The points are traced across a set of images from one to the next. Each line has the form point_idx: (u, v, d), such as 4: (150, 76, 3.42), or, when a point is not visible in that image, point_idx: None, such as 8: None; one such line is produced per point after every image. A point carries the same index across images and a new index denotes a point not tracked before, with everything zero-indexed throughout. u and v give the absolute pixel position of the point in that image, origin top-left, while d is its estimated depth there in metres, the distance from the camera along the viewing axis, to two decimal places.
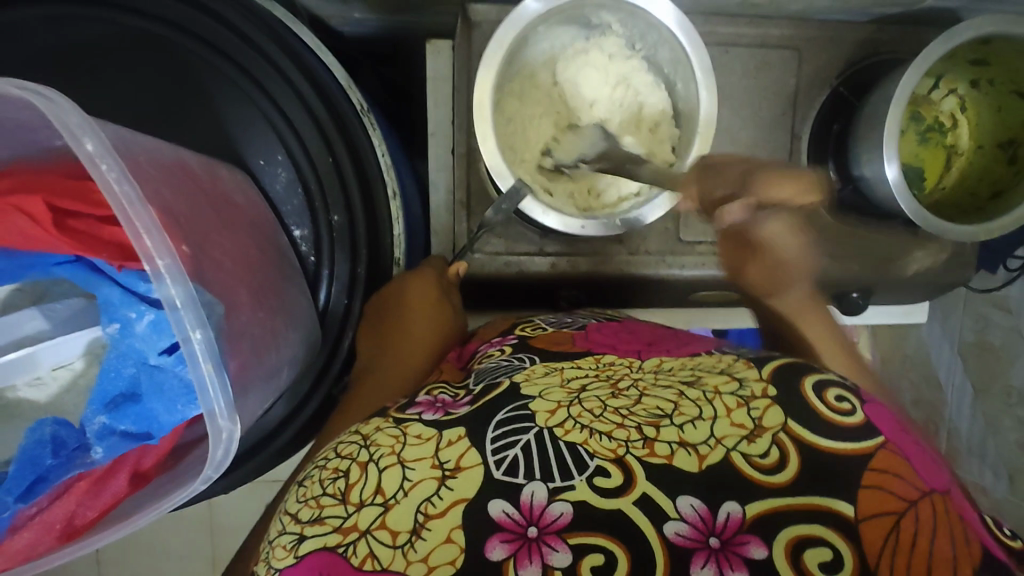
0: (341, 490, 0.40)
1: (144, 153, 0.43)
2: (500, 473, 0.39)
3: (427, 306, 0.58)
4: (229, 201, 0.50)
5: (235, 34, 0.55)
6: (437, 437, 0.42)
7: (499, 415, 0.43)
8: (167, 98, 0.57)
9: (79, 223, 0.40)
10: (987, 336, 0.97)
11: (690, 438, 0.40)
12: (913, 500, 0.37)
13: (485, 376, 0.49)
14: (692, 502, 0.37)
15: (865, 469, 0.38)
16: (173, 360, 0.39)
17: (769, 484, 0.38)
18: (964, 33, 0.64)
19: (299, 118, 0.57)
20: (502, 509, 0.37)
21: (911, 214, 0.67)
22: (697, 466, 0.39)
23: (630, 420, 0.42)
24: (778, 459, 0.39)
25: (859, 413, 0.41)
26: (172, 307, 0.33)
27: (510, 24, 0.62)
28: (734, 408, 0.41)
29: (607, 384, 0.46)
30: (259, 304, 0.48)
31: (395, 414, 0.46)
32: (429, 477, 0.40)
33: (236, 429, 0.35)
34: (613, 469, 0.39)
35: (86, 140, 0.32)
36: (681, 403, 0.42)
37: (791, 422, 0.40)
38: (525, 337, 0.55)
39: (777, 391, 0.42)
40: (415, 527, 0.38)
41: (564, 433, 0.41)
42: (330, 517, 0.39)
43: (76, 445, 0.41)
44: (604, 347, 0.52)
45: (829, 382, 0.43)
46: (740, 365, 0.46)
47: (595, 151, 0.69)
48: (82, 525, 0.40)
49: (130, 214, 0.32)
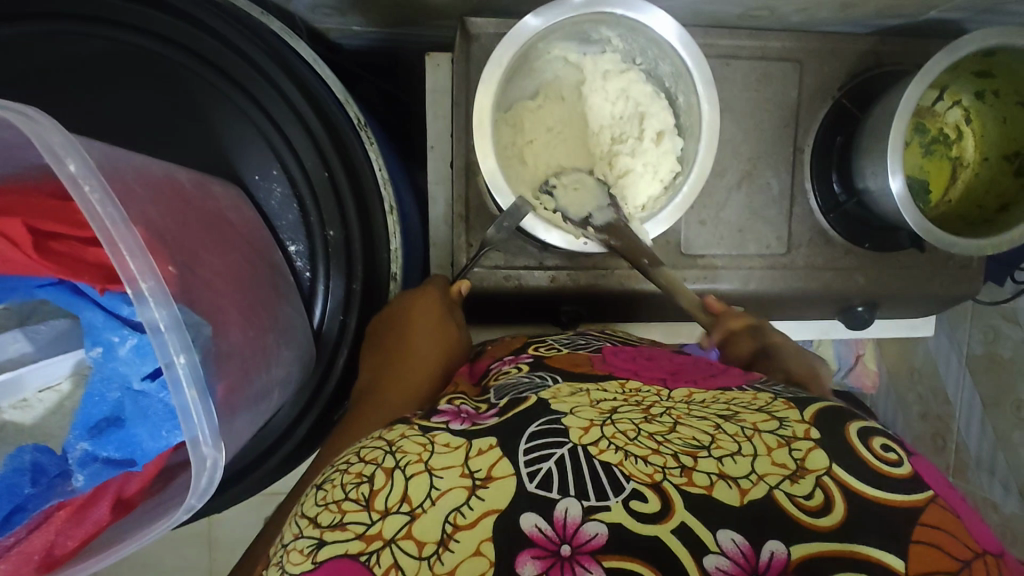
0: (365, 495, 0.39)
1: (130, 169, 0.42)
2: (533, 486, 0.38)
3: (432, 320, 0.57)
4: (223, 218, 0.50)
5: (229, 50, 0.55)
6: (466, 446, 0.41)
7: (532, 428, 0.41)
8: (163, 114, 0.56)
9: (63, 245, 0.39)
10: (998, 349, 0.94)
11: (731, 471, 0.38)
12: (966, 560, 0.35)
13: (509, 390, 0.48)
14: (734, 537, 0.36)
15: (915, 524, 0.37)
16: (156, 385, 0.38)
17: (814, 527, 0.36)
18: (966, 47, 0.64)
19: (294, 134, 0.57)
20: (534, 523, 0.36)
21: (914, 225, 0.66)
22: (739, 500, 0.37)
23: (666, 447, 0.40)
24: (823, 502, 0.37)
25: (907, 464, 0.40)
26: (155, 330, 0.32)
27: (511, 40, 0.61)
28: (775, 447, 0.40)
29: (639, 409, 0.44)
30: (250, 323, 0.47)
31: (419, 422, 0.45)
32: (459, 486, 0.39)
33: (221, 456, 0.34)
34: (649, 493, 0.37)
35: (69, 161, 0.31)
36: (718, 436, 0.41)
37: (835, 467, 0.39)
38: (540, 357, 0.54)
39: (819, 433, 0.41)
40: (442, 538, 0.36)
41: (598, 452, 0.39)
42: (353, 523, 0.38)
43: (57, 472, 0.40)
44: (626, 372, 0.51)
45: (875, 431, 0.42)
46: (780, 405, 0.44)
47: (605, 218, 0.65)
48: (62, 556, 0.39)
49: (113, 235, 0.31)
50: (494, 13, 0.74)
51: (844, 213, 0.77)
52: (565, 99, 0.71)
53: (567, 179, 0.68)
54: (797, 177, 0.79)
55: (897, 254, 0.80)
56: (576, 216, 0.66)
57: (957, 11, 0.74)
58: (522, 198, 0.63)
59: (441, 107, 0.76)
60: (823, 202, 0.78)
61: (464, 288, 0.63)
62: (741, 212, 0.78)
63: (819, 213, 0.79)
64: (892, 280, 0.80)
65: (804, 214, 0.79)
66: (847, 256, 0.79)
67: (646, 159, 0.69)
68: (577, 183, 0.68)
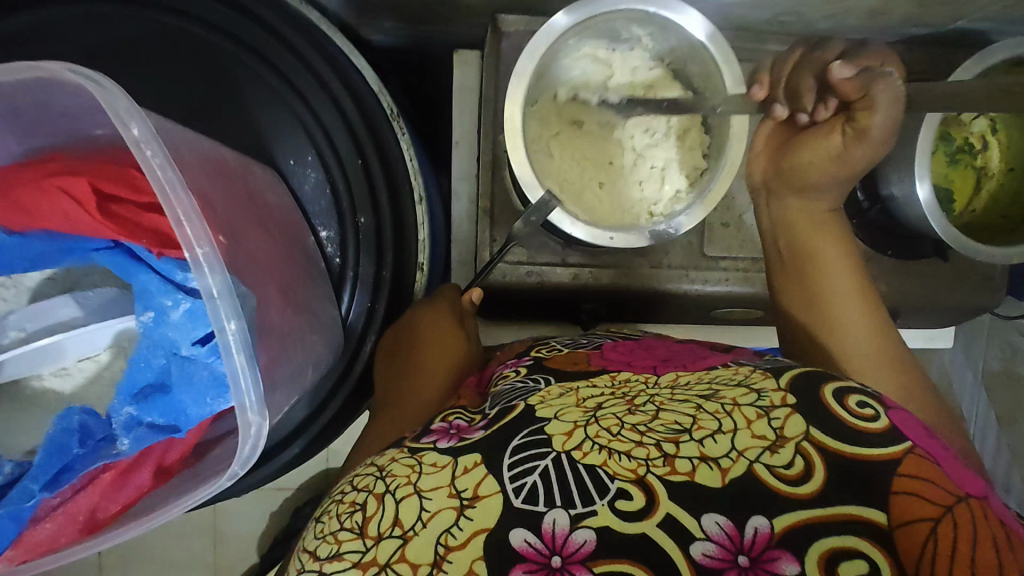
0: (359, 523, 0.40)
1: (182, 143, 0.43)
2: (520, 501, 0.38)
3: (443, 330, 0.57)
4: (262, 200, 0.50)
5: (273, 37, 0.56)
6: (451, 465, 0.41)
7: (515, 441, 0.41)
8: (199, 98, 0.57)
9: (122, 209, 0.39)
10: (1015, 366, 0.93)
11: (711, 452, 0.38)
12: (949, 504, 0.35)
13: (502, 400, 0.47)
14: (717, 520, 0.35)
15: (895, 474, 0.36)
16: (206, 350, 0.38)
17: (795, 496, 0.36)
18: (996, 54, 0.65)
19: (331, 120, 0.58)
20: (522, 538, 0.36)
21: (941, 233, 0.67)
22: (720, 480, 0.37)
23: (649, 437, 0.40)
24: (803, 469, 0.37)
25: (884, 419, 0.40)
26: (210, 298, 0.32)
27: (544, 35, 0.62)
28: (754, 419, 0.39)
29: (623, 401, 0.44)
30: (287, 302, 0.47)
31: (410, 444, 0.45)
32: (448, 507, 0.39)
33: (266, 424, 0.34)
34: (634, 491, 0.37)
35: (132, 125, 0.31)
36: (699, 416, 0.40)
37: (812, 429, 0.39)
38: (540, 359, 0.53)
39: (795, 398, 0.41)
40: (436, 560, 0.37)
41: (582, 456, 0.39)
42: (350, 551, 0.38)
43: (102, 436, 0.41)
44: (619, 365, 0.50)
45: (851, 390, 0.42)
46: (757, 376, 0.44)
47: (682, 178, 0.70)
48: (104, 519, 0.40)
49: (173, 200, 0.31)
50: (524, 12, 0.75)
51: (869, 221, 0.77)
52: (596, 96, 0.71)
53: (649, 182, 0.71)
54: None
55: (918, 263, 0.80)
56: (658, 194, 0.71)
57: (985, 22, 0.74)
58: (550, 193, 0.63)
59: (468, 104, 0.77)
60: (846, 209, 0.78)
61: (476, 296, 0.62)
62: None
63: None
64: (912, 290, 0.80)
65: None
66: (868, 264, 0.79)
67: (677, 157, 0.71)
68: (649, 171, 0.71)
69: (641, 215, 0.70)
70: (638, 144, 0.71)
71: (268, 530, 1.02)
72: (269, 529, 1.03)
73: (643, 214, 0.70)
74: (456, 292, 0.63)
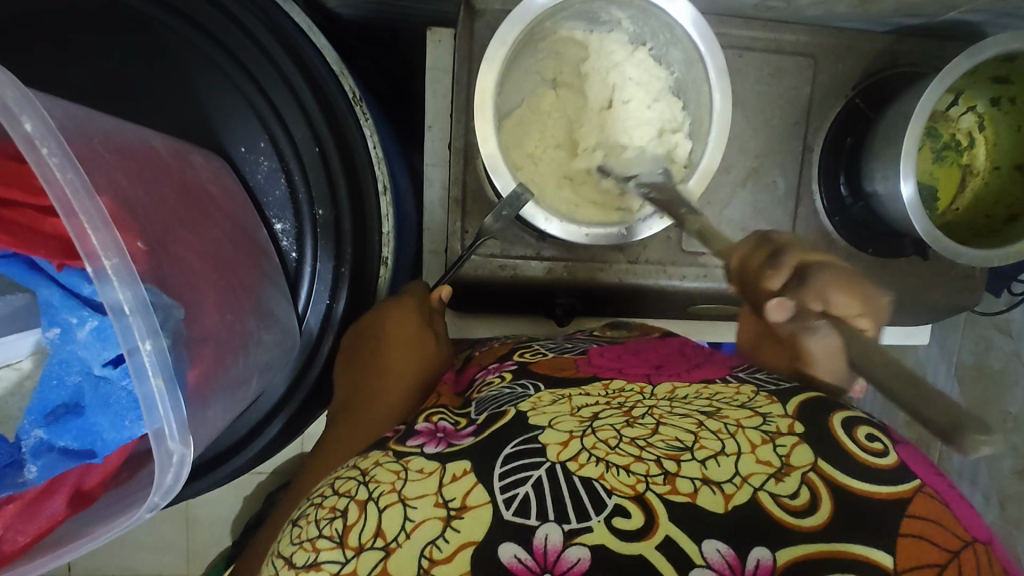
0: (339, 531, 0.36)
1: (100, 134, 0.39)
2: (510, 513, 0.35)
3: (408, 341, 0.53)
4: (202, 191, 0.46)
5: (213, 7, 0.51)
6: (440, 471, 0.38)
7: (507, 449, 0.38)
8: (141, 75, 0.53)
9: (20, 215, 0.37)
10: (988, 360, 0.94)
11: (715, 476, 0.36)
12: (955, 551, 0.33)
13: (489, 405, 0.44)
14: (718, 547, 0.33)
15: (903, 516, 0.34)
16: (118, 371, 0.37)
17: (799, 528, 0.34)
18: (987, 50, 0.62)
19: (284, 102, 0.53)
20: (513, 554, 0.33)
21: (923, 234, 0.64)
22: (723, 506, 0.34)
23: (648, 452, 0.37)
24: (809, 500, 0.35)
25: (892, 454, 0.37)
26: (119, 313, 0.29)
27: (517, 17, 0.58)
28: (759, 445, 0.37)
29: (621, 412, 0.41)
30: (227, 306, 0.44)
31: (394, 447, 0.41)
32: (433, 517, 0.35)
33: (190, 452, 0.31)
34: (632, 507, 0.34)
35: (24, 120, 0.28)
36: (701, 435, 0.38)
37: (821, 461, 0.36)
38: (524, 364, 0.49)
39: (804, 427, 0.38)
40: (420, 573, 0.33)
41: (578, 467, 0.36)
42: (328, 562, 0.35)
43: (7, 462, 0.37)
44: (610, 371, 0.47)
45: (858, 419, 0.39)
46: (762, 401, 0.41)
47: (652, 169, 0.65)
48: (11, 552, 0.37)
49: (75, 208, 0.28)
50: None
51: (851, 217, 0.75)
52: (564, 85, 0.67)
53: (610, 165, 0.67)
54: (803, 176, 0.77)
55: (900, 261, 0.78)
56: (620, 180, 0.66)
57: (980, 12, 0.72)
58: (523, 187, 0.60)
59: (441, 85, 0.73)
60: (829, 203, 0.76)
61: (445, 294, 0.58)
62: (746, 210, 0.76)
63: (823, 214, 0.77)
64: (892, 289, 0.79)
65: (808, 216, 0.77)
66: (849, 261, 0.78)
67: (647, 144, 0.67)
68: (616, 160, 0.67)
69: (611, 206, 0.66)
70: (615, 131, 0.67)
71: (241, 518, 0.99)
72: (242, 517, 1.00)
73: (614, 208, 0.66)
74: (426, 289, 0.59)
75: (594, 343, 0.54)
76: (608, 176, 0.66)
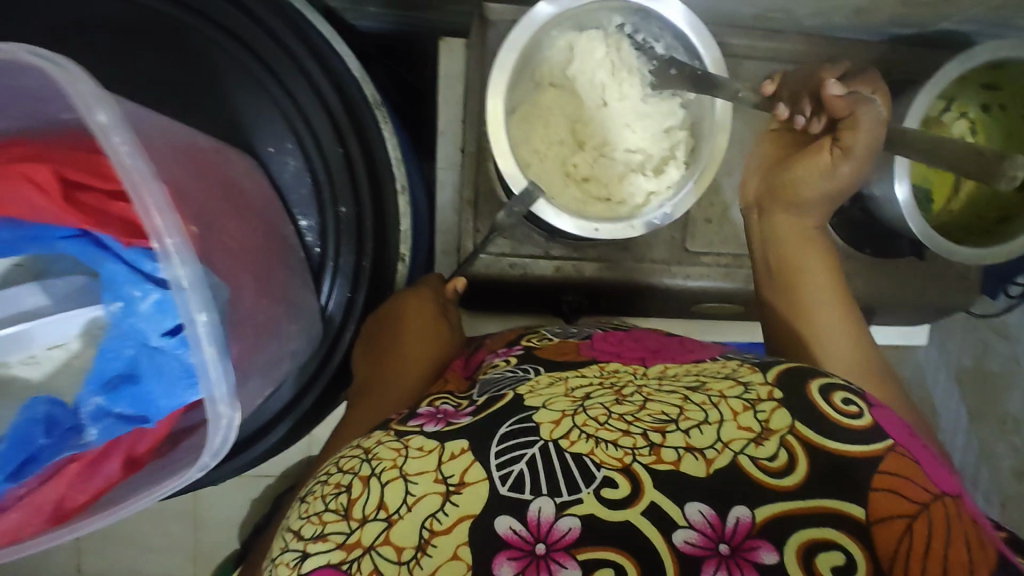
0: (344, 505, 0.39)
1: (157, 130, 0.42)
2: (506, 488, 0.37)
3: (422, 327, 0.56)
4: (239, 186, 0.50)
5: (244, 16, 0.55)
6: (439, 450, 0.40)
7: (503, 429, 0.40)
8: (174, 80, 0.56)
9: (88, 197, 0.40)
10: (986, 363, 0.96)
11: (697, 444, 0.38)
12: (925, 503, 0.36)
13: (489, 389, 0.46)
14: (700, 508, 0.36)
15: (875, 472, 0.37)
16: (174, 342, 0.39)
17: (777, 488, 0.36)
18: (977, 57, 0.66)
19: (310, 105, 0.57)
20: (508, 525, 0.36)
21: (917, 232, 0.67)
22: (705, 471, 0.37)
23: (636, 427, 0.39)
24: (786, 463, 0.37)
25: (867, 416, 0.40)
26: (180, 288, 0.32)
27: (525, 26, 0.62)
28: (740, 412, 0.40)
29: (612, 391, 0.43)
30: (264, 292, 0.47)
31: (395, 429, 0.44)
32: (432, 493, 0.38)
33: (237, 416, 0.35)
34: (620, 479, 0.37)
35: (99, 110, 0.31)
36: (686, 407, 0.40)
37: (797, 423, 0.39)
38: (531, 347, 0.52)
39: (783, 393, 0.41)
40: (420, 544, 0.36)
41: (569, 444, 0.39)
42: (334, 533, 0.38)
43: (71, 425, 0.41)
44: (609, 355, 0.50)
45: (835, 385, 0.42)
46: (745, 370, 0.44)
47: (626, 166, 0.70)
48: (72, 509, 0.41)
49: (143, 190, 0.31)
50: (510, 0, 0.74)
51: (846, 217, 0.78)
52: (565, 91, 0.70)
53: (599, 164, 0.70)
54: None
55: (896, 261, 0.81)
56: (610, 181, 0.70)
57: (969, 23, 0.75)
58: (533, 184, 0.63)
59: (454, 93, 0.77)
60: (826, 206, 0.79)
61: (460, 285, 0.62)
62: None
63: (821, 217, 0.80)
64: (889, 289, 0.81)
65: None
66: (846, 262, 0.80)
67: (652, 135, 0.71)
68: (607, 163, 0.70)
69: (597, 199, 0.70)
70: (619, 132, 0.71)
71: (250, 518, 1.01)
72: (252, 517, 1.02)
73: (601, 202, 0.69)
74: (441, 280, 0.63)
75: (598, 329, 0.57)
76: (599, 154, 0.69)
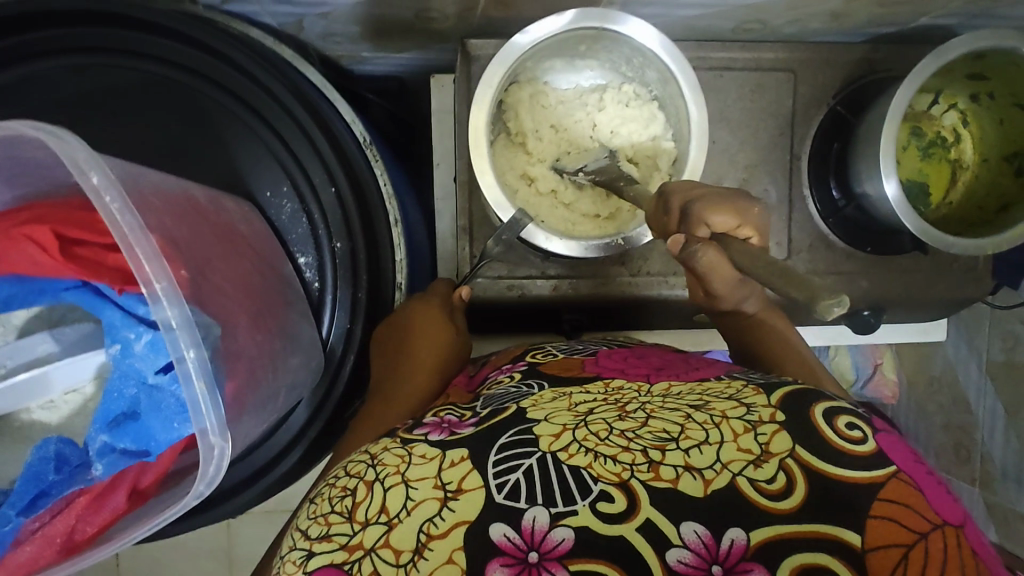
0: (348, 508, 0.40)
1: (150, 185, 0.46)
2: (501, 496, 0.39)
3: (433, 329, 0.58)
4: (234, 230, 0.53)
5: (235, 71, 0.59)
6: (440, 457, 0.42)
7: (503, 439, 0.42)
8: (177, 137, 0.61)
9: (87, 250, 0.44)
10: (1017, 356, 0.91)
11: (696, 463, 0.39)
12: (923, 532, 0.35)
13: (494, 401, 0.48)
14: (695, 529, 0.36)
15: (875, 499, 0.37)
16: (168, 379, 0.43)
17: (774, 510, 0.36)
18: (953, 50, 0.64)
19: (302, 150, 0.60)
20: (502, 532, 0.37)
21: (912, 228, 0.66)
22: (703, 491, 0.38)
23: (636, 443, 0.40)
24: (785, 484, 0.38)
25: (871, 442, 0.40)
26: (168, 328, 0.36)
27: (501, 60, 0.64)
28: (741, 433, 0.40)
29: (615, 407, 0.44)
30: (258, 327, 0.50)
31: (402, 435, 0.45)
32: (431, 498, 0.39)
33: (228, 446, 0.38)
34: (616, 492, 0.38)
35: (92, 174, 0.35)
36: (687, 426, 0.41)
37: (798, 448, 0.39)
38: (535, 364, 0.53)
39: (785, 415, 0.41)
40: (418, 546, 0.37)
41: (568, 457, 0.40)
42: (338, 534, 0.39)
43: (78, 462, 0.44)
44: (613, 372, 0.50)
45: (841, 409, 0.42)
46: (749, 391, 0.44)
47: (599, 165, 0.68)
48: (81, 541, 0.44)
49: (131, 242, 0.35)
50: (492, 34, 0.77)
51: (844, 217, 0.78)
52: (552, 108, 0.72)
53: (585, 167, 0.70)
54: (795, 182, 0.80)
55: (900, 257, 0.80)
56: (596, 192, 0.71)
57: (949, 16, 0.76)
58: (521, 211, 0.65)
59: (445, 125, 0.80)
60: (822, 207, 0.79)
61: (465, 293, 0.64)
62: None
63: (818, 218, 0.80)
64: (896, 287, 0.81)
65: (803, 220, 0.80)
66: (848, 261, 0.80)
67: (637, 143, 0.72)
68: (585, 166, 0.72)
69: (591, 217, 0.71)
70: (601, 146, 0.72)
71: None
72: None
73: (591, 220, 0.71)
74: (448, 289, 0.66)
75: (604, 346, 0.58)
76: (563, 175, 0.71)
